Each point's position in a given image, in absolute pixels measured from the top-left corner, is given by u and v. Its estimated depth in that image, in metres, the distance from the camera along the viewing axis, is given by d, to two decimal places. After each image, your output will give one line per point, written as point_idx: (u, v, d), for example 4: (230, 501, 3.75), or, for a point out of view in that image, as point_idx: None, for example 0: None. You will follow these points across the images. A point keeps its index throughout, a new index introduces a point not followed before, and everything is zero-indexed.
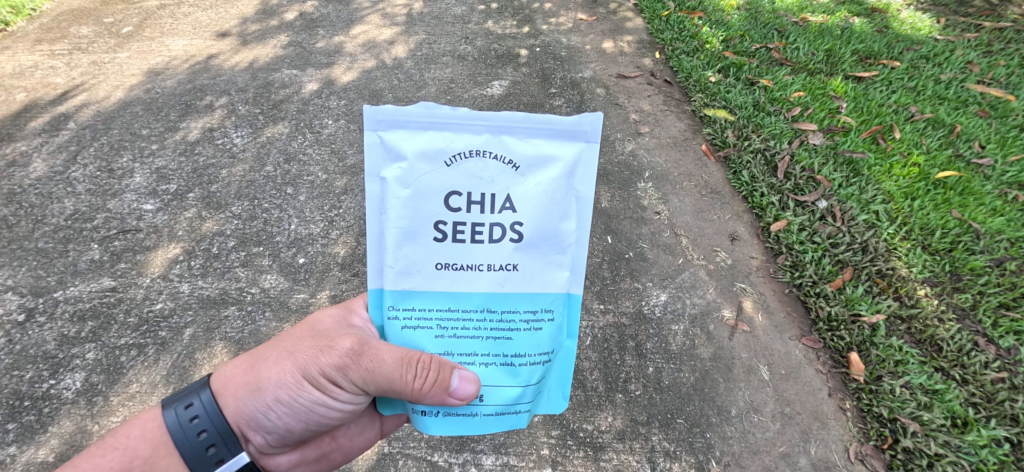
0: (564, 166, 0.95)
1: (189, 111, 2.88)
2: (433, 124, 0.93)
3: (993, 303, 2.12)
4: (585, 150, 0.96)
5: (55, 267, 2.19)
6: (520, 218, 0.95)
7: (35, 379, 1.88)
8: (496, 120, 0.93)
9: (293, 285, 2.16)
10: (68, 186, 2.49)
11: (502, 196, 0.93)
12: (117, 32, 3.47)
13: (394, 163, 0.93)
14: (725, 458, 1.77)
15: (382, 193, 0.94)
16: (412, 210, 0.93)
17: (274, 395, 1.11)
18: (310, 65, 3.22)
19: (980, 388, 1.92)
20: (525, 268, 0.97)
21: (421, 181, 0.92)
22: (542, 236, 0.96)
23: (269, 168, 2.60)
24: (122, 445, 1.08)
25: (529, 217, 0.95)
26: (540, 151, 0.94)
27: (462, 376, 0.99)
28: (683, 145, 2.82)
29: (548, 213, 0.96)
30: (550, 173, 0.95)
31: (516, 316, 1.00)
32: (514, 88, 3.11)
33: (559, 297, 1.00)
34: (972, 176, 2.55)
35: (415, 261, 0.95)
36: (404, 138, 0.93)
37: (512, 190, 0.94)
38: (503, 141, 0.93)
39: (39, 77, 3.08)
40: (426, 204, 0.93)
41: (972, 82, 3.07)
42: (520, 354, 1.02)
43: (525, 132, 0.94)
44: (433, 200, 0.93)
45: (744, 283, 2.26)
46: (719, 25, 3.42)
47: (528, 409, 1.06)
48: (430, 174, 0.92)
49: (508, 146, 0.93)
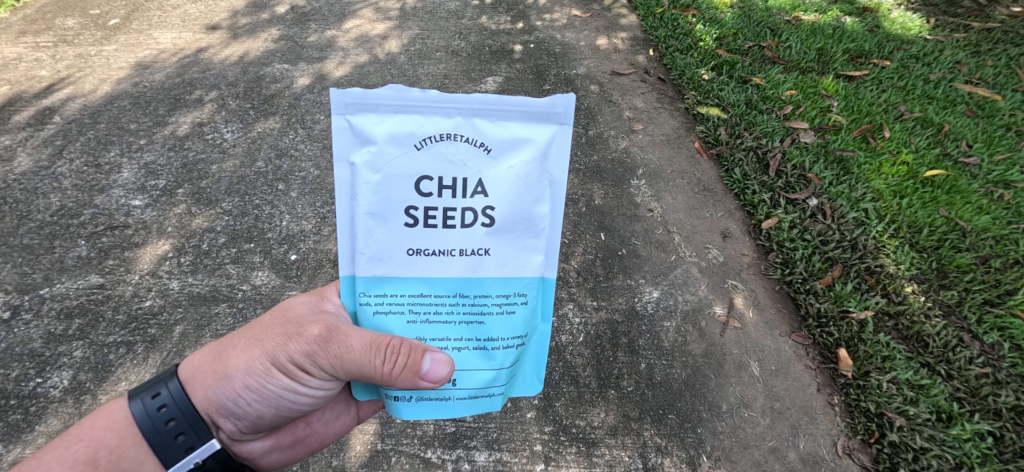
0: (537, 149, 0.95)
1: (178, 106, 2.84)
2: (404, 107, 0.92)
3: (978, 299, 2.15)
4: (558, 132, 0.96)
5: (41, 264, 2.16)
6: (491, 202, 0.94)
7: (21, 377, 1.85)
8: (468, 103, 0.93)
9: (285, 282, 2.14)
10: (54, 181, 2.45)
11: (473, 181, 0.92)
12: (103, 24, 3.41)
13: (364, 147, 0.91)
14: (716, 453, 1.79)
15: (353, 179, 0.92)
16: (383, 194, 0.92)
17: (244, 381, 1.12)
18: (301, 60, 3.18)
19: (964, 383, 1.95)
20: (497, 253, 0.97)
21: (392, 165, 0.91)
22: (515, 219, 0.96)
23: (260, 164, 2.58)
24: (87, 436, 1.07)
25: (501, 201, 0.94)
26: (512, 134, 0.94)
27: (434, 358, 0.97)
28: (676, 143, 2.83)
29: (520, 196, 0.95)
30: (522, 156, 0.94)
31: (489, 301, 1.00)
32: (508, 85, 3.10)
33: (532, 281, 1.01)
34: (959, 174, 2.59)
35: (386, 246, 0.94)
36: (374, 122, 0.91)
37: (483, 174, 0.93)
38: (475, 125, 0.93)
39: (23, 70, 3.02)
40: (397, 189, 0.92)
41: (960, 82, 3.10)
42: (493, 338, 1.02)
43: (493, 118, 0.93)
44: (405, 183, 0.92)
45: (735, 280, 2.27)
46: (712, 23, 3.42)
47: (501, 393, 1.06)
48: (401, 159, 0.91)
49: (479, 130, 0.93)
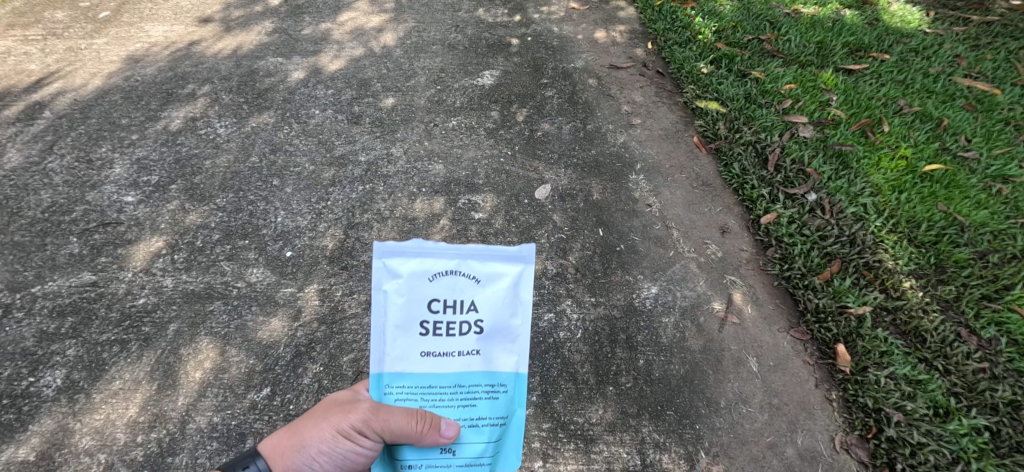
0: (511, 281, 0.94)
1: (170, 100, 2.80)
2: (414, 248, 0.91)
3: (975, 294, 2.15)
4: (527, 274, 0.95)
5: (32, 261, 2.13)
6: (480, 318, 0.93)
7: (13, 376, 1.83)
8: (466, 246, 0.93)
9: (280, 279, 2.13)
10: (45, 177, 2.42)
11: (468, 303, 0.91)
12: (94, 17, 3.35)
13: (387, 278, 0.90)
14: (714, 450, 1.79)
15: (371, 299, 0.91)
16: (398, 316, 0.91)
17: (317, 448, 1.08)
18: (295, 53, 3.14)
19: (961, 378, 1.96)
20: (484, 357, 0.96)
21: (403, 292, 0.90)
22: (495, 333, 0.95)
23: (254, 159, 2.55)
24: None
25: (488, 315, 0.93)
26: (495, 270, 0.93)
27: (445, 419, 0.96)
28: (675, 137, 2.81)
29: (500, 312, 0.95)
30: (503, 286, 0.94)
31: (478, 389, 0.98)
32: (505, 79, 3.08)
33: (507, 377, 0.99)
34: (957, 169, 2.58)
35: (398, 353, 0.92)
36: (396, 259, 0.90)
37: (475, 298, 0.92)
38: (470, 263, 0.92)
39: (11, 64, 2.97)
40: (407, 311, 0.91)
41: (959, 76, 3.09)
42: (480, 415, 0.99)
43: (487, 250, 0.93)
44: (412, 307, 0.91)
45: (733, 275, 2.27)
46: (711, 16, 3.40)
47: (488, 465, 1.02)
48: (411, 289, 0.90)
49: (474, 265, 0.92)
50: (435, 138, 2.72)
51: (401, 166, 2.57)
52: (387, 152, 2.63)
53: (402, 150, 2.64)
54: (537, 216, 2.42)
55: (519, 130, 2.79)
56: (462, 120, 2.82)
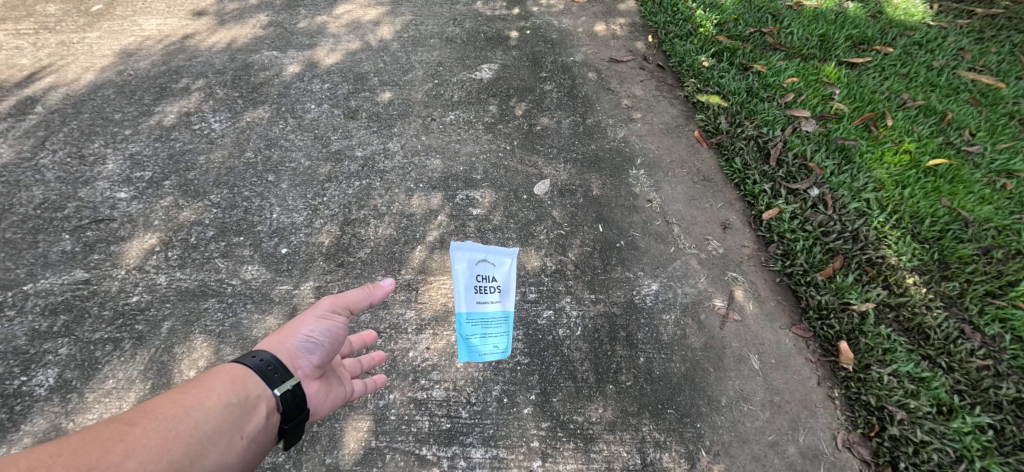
0: (509, 261, 2.01)
1: (164, 94, 2.76)
2: (465, 253, 1.94)
3: (979, 291, 2.13)
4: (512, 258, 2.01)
5: (24, 259, 2.10)
6: (499, 278, 1.97)
7: (5, 376, 1.80)
8: (485, 251, 1.97)
9: (276, 277, 2.10)
10: (36, 173, 2.38)
11: (493, 278, 1.96)
12: (86, 10, 3.30)
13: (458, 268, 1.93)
14: (715, 448, 1.77)
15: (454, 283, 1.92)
16: (466, 286, 1.93)
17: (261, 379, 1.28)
18: (291, 47, 3.10)
19: (964, 376, 1.93)
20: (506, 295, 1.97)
21: (466, 274, 1.93)
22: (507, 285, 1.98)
23: (249, 154, 2.52)
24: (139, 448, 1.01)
25: (501, 276, 1.97)
26: (500, 257, 1.99)
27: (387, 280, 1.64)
28: (676, 132, 2.78)
29: (508, 275, 1.99)
30: (506, 263, 2.00)
31: (497, 311, 1.96)
32: (503, 73, 3.04)
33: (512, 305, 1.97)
34: (961, 164, 2.55)
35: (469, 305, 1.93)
36: (458, 261, 1.93)
37: (496, 274, 1.97)
38: (489, 256, 1.97)
39: (3, 59, 2.92)
40: (468, 283, 1.93)
41: (963, 69, 3.05)
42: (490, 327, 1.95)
43: (497, 252, 2.00)
44: (470, 282, 1.93)
45: (735, 272, 2.24)
46: (713, 8, 3.36)
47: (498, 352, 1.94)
48: (469, 273, 1.94)
49: (490, 257, 1.97)
50: (433, 133, 2.68)
51: (398, 161, 2.54)
52: (384, 147, 2.60)
53: (399, 145, 2.61)
54: (536, 212, 2.38)
55: (517, 125, 2.76)
56: (460, 115, 2.79)
